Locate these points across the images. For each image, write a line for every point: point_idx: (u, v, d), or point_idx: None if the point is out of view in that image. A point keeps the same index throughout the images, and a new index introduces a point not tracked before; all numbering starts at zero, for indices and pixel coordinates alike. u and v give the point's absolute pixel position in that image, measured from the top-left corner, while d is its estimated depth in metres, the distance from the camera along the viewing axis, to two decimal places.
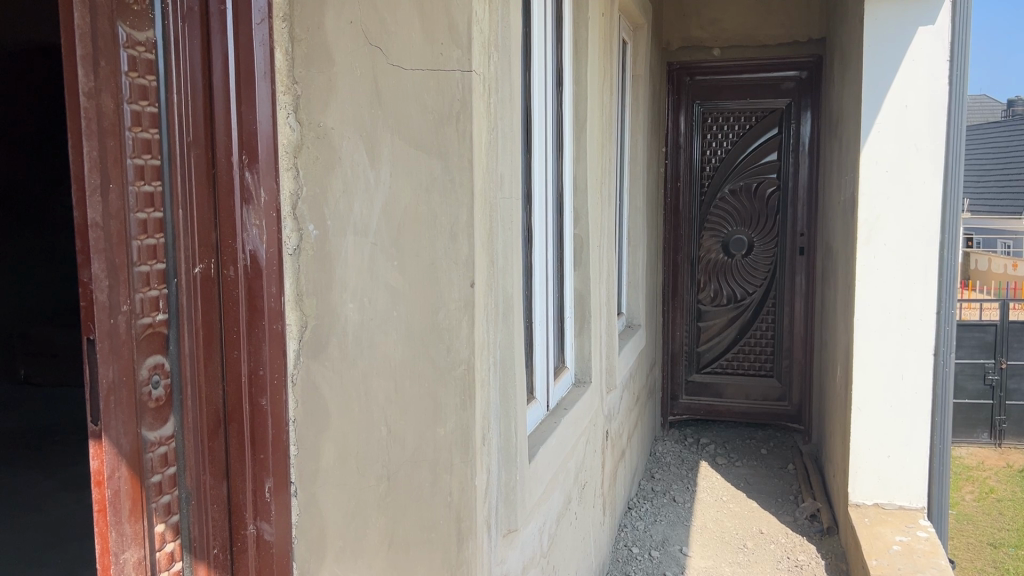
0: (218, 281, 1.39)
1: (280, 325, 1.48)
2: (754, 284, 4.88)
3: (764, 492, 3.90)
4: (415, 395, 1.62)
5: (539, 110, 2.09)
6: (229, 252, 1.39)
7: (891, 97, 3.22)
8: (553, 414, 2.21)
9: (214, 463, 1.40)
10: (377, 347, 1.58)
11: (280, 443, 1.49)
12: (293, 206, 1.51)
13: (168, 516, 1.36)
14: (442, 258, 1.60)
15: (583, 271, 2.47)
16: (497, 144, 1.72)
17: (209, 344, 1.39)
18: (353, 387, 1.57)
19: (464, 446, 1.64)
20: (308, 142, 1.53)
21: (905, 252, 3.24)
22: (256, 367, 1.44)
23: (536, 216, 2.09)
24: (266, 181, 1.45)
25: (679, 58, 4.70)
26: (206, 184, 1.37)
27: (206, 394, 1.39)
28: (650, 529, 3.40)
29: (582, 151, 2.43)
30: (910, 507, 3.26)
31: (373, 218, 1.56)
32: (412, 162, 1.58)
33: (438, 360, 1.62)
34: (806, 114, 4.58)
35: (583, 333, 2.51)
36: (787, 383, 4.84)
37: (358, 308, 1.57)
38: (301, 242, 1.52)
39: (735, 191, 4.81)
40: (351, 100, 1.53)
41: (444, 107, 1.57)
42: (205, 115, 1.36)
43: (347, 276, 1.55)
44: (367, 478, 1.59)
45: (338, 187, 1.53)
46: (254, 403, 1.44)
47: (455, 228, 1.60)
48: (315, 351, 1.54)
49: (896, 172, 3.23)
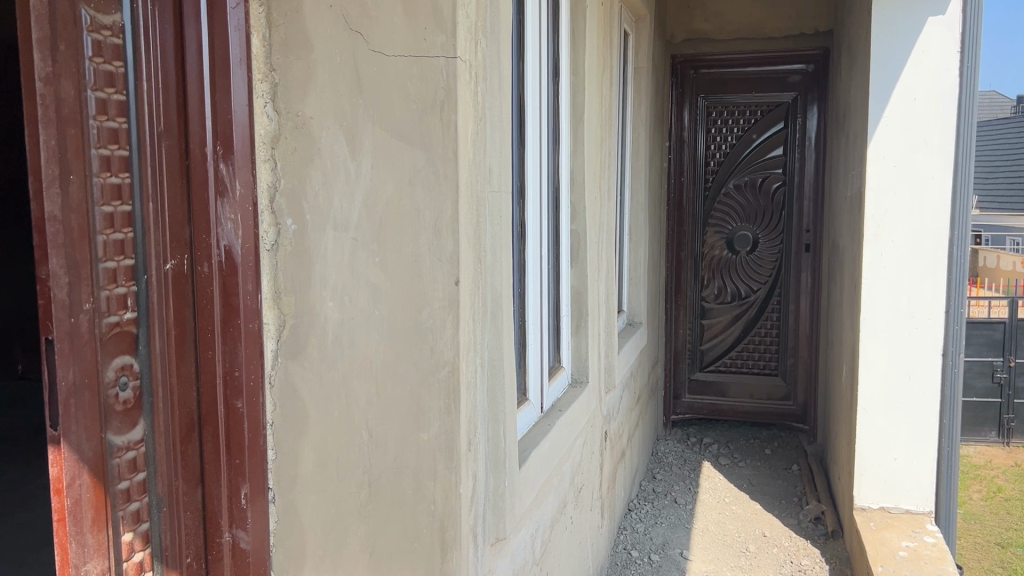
0: (191, 278, 1.31)
1: (257, 324, 1.39)
2: (759, 281, 4.79)
3: (767, 494, 3.82)
4: (398, 397, 1.55)
5: (534, 100, 2.01)
6: (202, 247, 1.31)
7: (900, 89, 3.12)
8: (547, 416, 2.13)
9: (186, 469, 1.32)
10: (357, 349, 1.50)
11: (257, 447, 1.40)
12: (270, 200, 1.42)
13: (137, 524, 1.26)
14: (426, 254, 1.55)
15: (581, 267, 2.40)
16: (482, 136, 1.66)
17: (181, 344, 1.31)
18: (333, 389, 1.48)
19: (448, 451, 1.59)
20: (286, 132, 1.42)
21: (914, 249, 3.15)
22: (231, 367, 1.36)
23: (530, 210, 2.01)
24: (241, 173, 1.36)
25: (683, 51, 4.58)
26: (178, 176, 1.29)
27: (179, 396, 1.31)
28: (649, 531, 3.32)
29: (580, 145, 2.35)
30: (917, 511, 3.17)
31: (354, 213, 1.49)
32: (395, 153, 1.52)
33: (421, 361, 1.56)
34: (813, 108, 4.50)
35: (579, 332, 2.44)
36: (792, 382, 4.75)
37: (338, 307, 1.48)
38: (279, 238, 1.43)
39: (740, 186, 4.73)
40: (331, 86, 1.44)
41: (429, 95, 1.53)
42: (177, 103, 1.28)
43: (326, 274, 1.46)
44: (347, 484, 1.51)
45: (317, 179, 1.44)
46: (228, 404, 1.36)
47: (438, 222, 1.55)
48: (293, 352, 1.45)
49: (904, 167, 3.14)
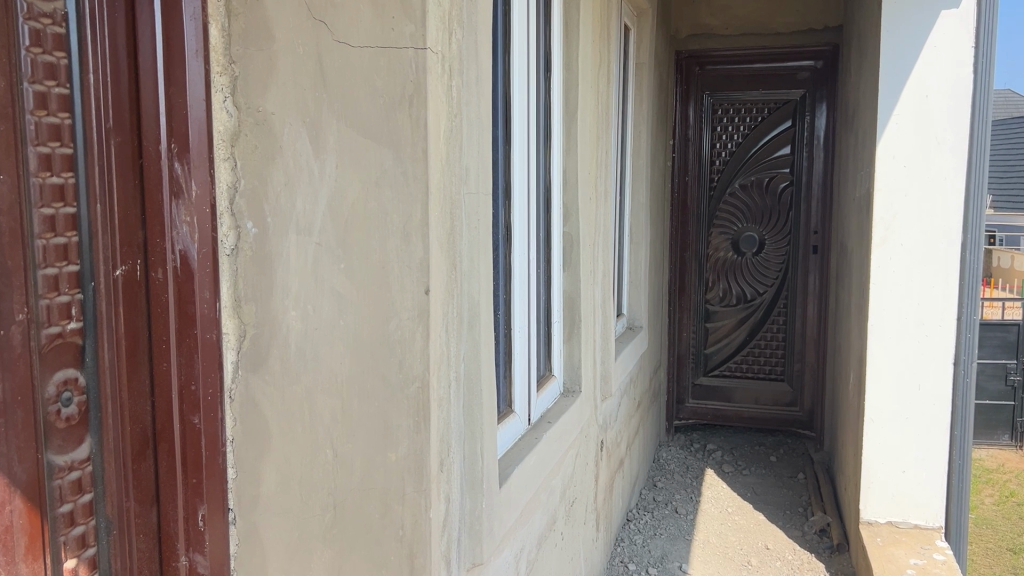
0: (145, 285, 1.23)
1: (215, 334, 1.32)
2: (765, 284, 4.67)
3: (771, 504, 3.71)
4: (365, 415, 1.44)
5: (521, 97, 1.91)
6: (157, 252, 1.23)
7: (910, 85, 3.00)
8: (535, 428, 2.02)
9: (140, 488, 1.24)
10: (321, 361, 1.41)
11: (216, 464, 1.33)
12: (230, 202, 1.34)
13: (82, 549, 1.16)
14: (395, 262, 1.43)
15: (573, 271, 2.29)
16: (467, 138, 1.53)
17: (133, 356, 1.22)
18: (295, 404, 1.40)
19: (417, 475, 1.46)
20: (246, 129, 1.35)
21: (923, 254, 3.02)
22: (188, 380, 1.28)
23: (517, 212, 1.90)
24: (198, 173, 1.29)
25: (689, 47, 4.46)
26: (131, 175, 1.21)
27: (130, 412, 1.22)
28: (648, 543, 3.21)
29: (573, 143, 2.25)
30: (926, 526, 3.05)
31: (316, 218, 1.38)
32: (360, 151, 1.40)
33: (389, 376, 1.45)
34: (821, 107, 4.37)
35: (572, 339, 2.32)
36: (798, 388, 4.63)
37: (301, 316, 1.39)
38: (239, 241, 1.35)
39: (746, 186, 4.60)
40: (293, 81, 1.36)
41: (395, 90, 1.40)
42: (131, 99, 1.19)
43: (289, 280, 1.38)
44: (311, 507, 1.42)
45: (278, 179, 1.36)
46: (185, 420, 1.28)
47: (407, 226, 1.43)
48: (255, 363, 1.37)
49: (913, 168, 3.01)
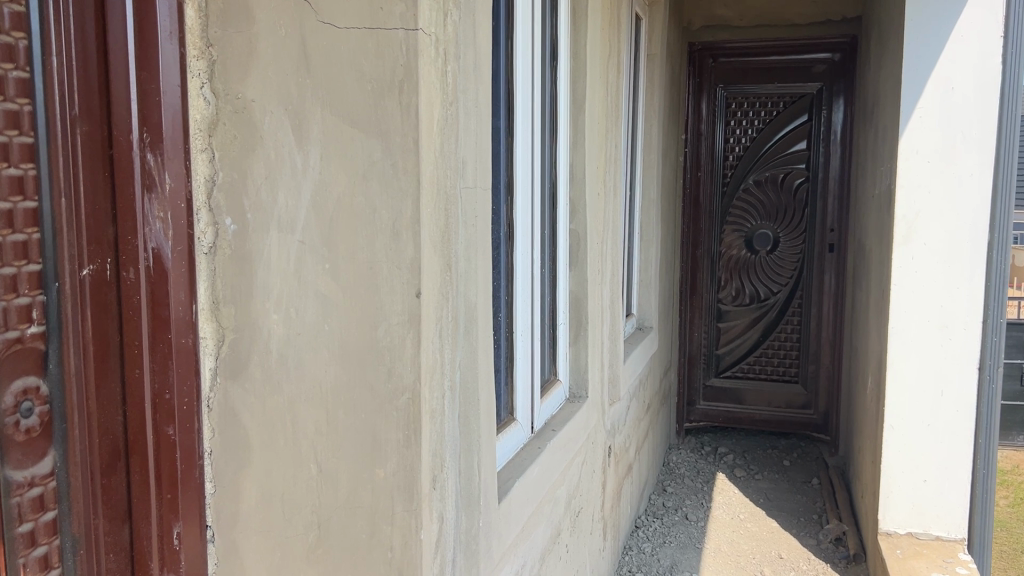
0: (115, 286, 1.15)
1: (190, 338, 1.24)
2: (780, 283, 4.51)
3: (784, 511, 3.59)
4: (351, 427, 1.30)
5: (524, 85, 1.79)
6: (128, 251, 1.15)
7: (933, 77, 2.78)
8: (539, 437, 1.91)
9: (110, 503, 1.16)
10: (305, 367, 1.30)
11: (190, 476, 1.26)
12: (207, 195, 1.27)
13: (43, 572, 1.08)
14: (383, 263, 1.27)
15: (580, 271, 2.18)
16: (472, 126, 1.42)
17: (102, 362, 1.14)
18: (277, 414, 1.31)
19: (408, 492, 1.29)
20: (225, 117, 1.27)
21: (946, 254, 2.80)
22: (161, 389, 1.21)
23: (520, 207, 1.79)
24: (173, 165, 1.20)
25: (702, 38, 4.30)
26: (101, 166, 1.12)
27: (99, 423, 1.14)
28: (657, 552, 3.10)
29: (580, 135, 2.14)
30: (948, 538, 2.85)
31: (300, 213, 1.27)
32: (347, 142, 1.25)
33: (378, 386, 1.28)
34: (839, 100, 4.22)
35: (578, 342, 2.22)
36: (813, 390, 4.48)
37: (283, 320, 1.30)
38: (217, 239, 1.28)
39: (760, 182, 4.44)
40: (275, 66, 1.26)
41: (385, 75, 1.24)
42: (100, 85, 1.11)
43: (270, 280, 1.29)
44: (293, 525, 1.33)
45: (259, 172, 1.27)
46: (159, 430, 1.20)
47: (397, 223, 1.25)
48: (234, 370, 1.30)
49: (941, 163, 2.79)
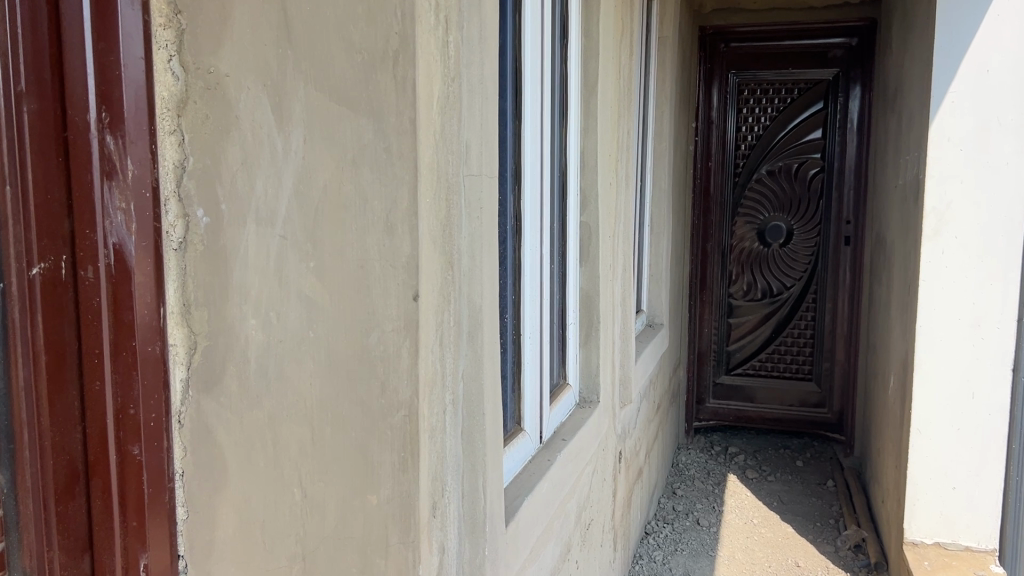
0: (71, 287, 1.02)
1: (158, 346, 1.12)
2: (793, 277, 4.35)
3: (800, 515, 3.44)
4: (338, 449, 1.12)
5: (533, 64, 1.63)
6: (86, 247, 1.02)
7: (968, 59, 2.59)
8: (547, 447, 1.76)
9: (69, 532, 1.04)
10: (288, 380, 1.13)
11: (160, 500, 1.15)
12: (177, 182, 1.14)
13: None
14: (376, 260, 1.06)
15: (591, 266, 2.03)
16: (481, 110, 1.22)
17: (57, 373, 1.01)
18: (257, 431, 1.15)
19: (405, 522, 1.09)
20: (195, 94, 1.12)
21: (979, 249, 2.62)
22: (125, 404, 1.08)
23: (528, 197, 1.63)
24: (137, 150, 1.07)
25: (713, 22, 4.12)
26: (55, 151, 0.99)
27: (55, 442, 1.02)
28: (668, 560, 2.95)
29: (593, 119, 1.98)
30: (979, 549, 2.70)
31: (281, 204, 1.10)
32: (334, 124, 1.06)
33: (370, 403, 1.09)
34: (856, 88, 4.05)
35: (589, 343, 2.06)
36: (827, 388, 4.33)
37: (262, 325, 1.13)
38: (188, 232, 1.14)
39: (773, 172, 4.28)
40: (252, 35, 1.09)
41: (376, 42, 1.03)
42: (52, 57, 0.98)
43: (247, 280, 1.13)
44: (277, 556, 1.18)
45: (235, 156, 1.12)
46: (122, 449, 1.08)
47: (391, 215, 1.05)
48: (208, 381, 1.17)
49: (972, 153, 2.60)
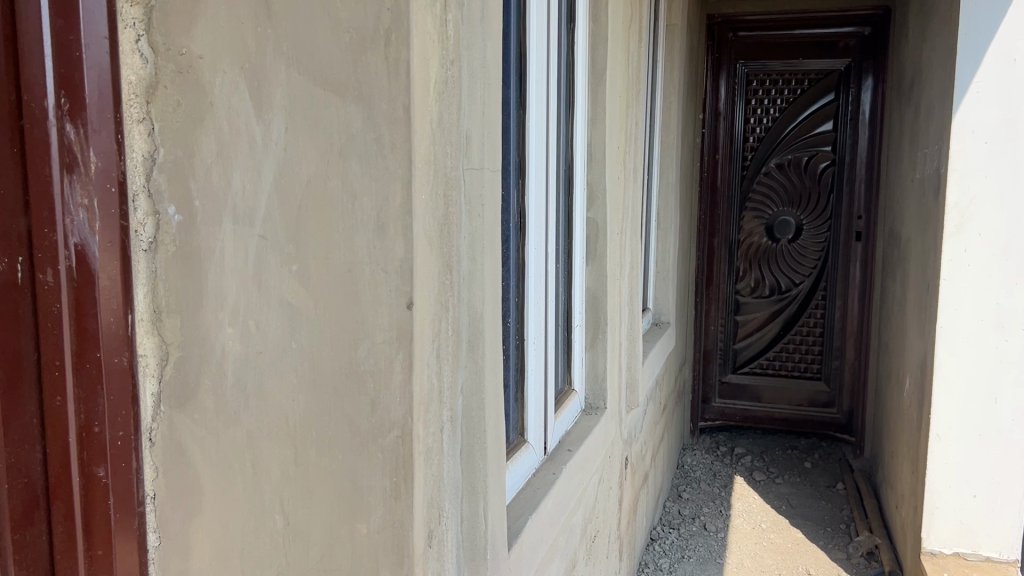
0: (28, 293, 0.91)
1: (126, 358, 1.01)
2: (802, 273, 4.24)
3: (810, 520, 3.34)
4: (323, 473, 1.01)
5: (540, 48, 1.51)
6: (44, 248, 0.91)
7: (993, 48, 2.48)
8: (552, 459, 1.65)
9: (25, 563, 0.94)
10: (268, 395, 1.02)
11: (128, 525, 1.03)
12: (146, 176, 1.02)
13: None
14: (365, 265, 0.95)
15: (598, 265, 1.92)
16: (487, 97, 1.11)
17: (14, 387, 0.91)
18: (236, 451, 1.04)
19: (397, 554, 0.98)
20: (166, 78, 1.01)
21: (1004, 247, 2.51)
22: (89, 420, 0.97)
23: (533, 193, 1.52)
24: (99, 140, 0.95)
25: (722, 10, 4.02)
26: (9, 140, 0.88)
27: (12, 464, 0.91)
28: (675, 568, 2.86)
29: (601, 110, 1.87)
30: (1000, 559, 2.59)
31: (260, 200, 0.99)
32: (319, 112, 0.95)
33: (359, 422, 0.98)
34: (868, 79, 3.94)
35: (597, 347, 1.95)
36: (836, 387, 4.22)
37: (240, 335, 1.02)
38: (159, 232, 1.03)
39: (782, 165, 4.17)
40: (228, 12, 0.97)
41: (366, 20, 0.92)
42: (6, 36, 0.87)
43: (223, 285, 1.02)
44: None
45: (209, 147, 1.01)
46: (86, 472, 0.97)
47: (382, 214, 0.94)
48: (182, 397, 1.06)
49: (997, 146, 2.49)
